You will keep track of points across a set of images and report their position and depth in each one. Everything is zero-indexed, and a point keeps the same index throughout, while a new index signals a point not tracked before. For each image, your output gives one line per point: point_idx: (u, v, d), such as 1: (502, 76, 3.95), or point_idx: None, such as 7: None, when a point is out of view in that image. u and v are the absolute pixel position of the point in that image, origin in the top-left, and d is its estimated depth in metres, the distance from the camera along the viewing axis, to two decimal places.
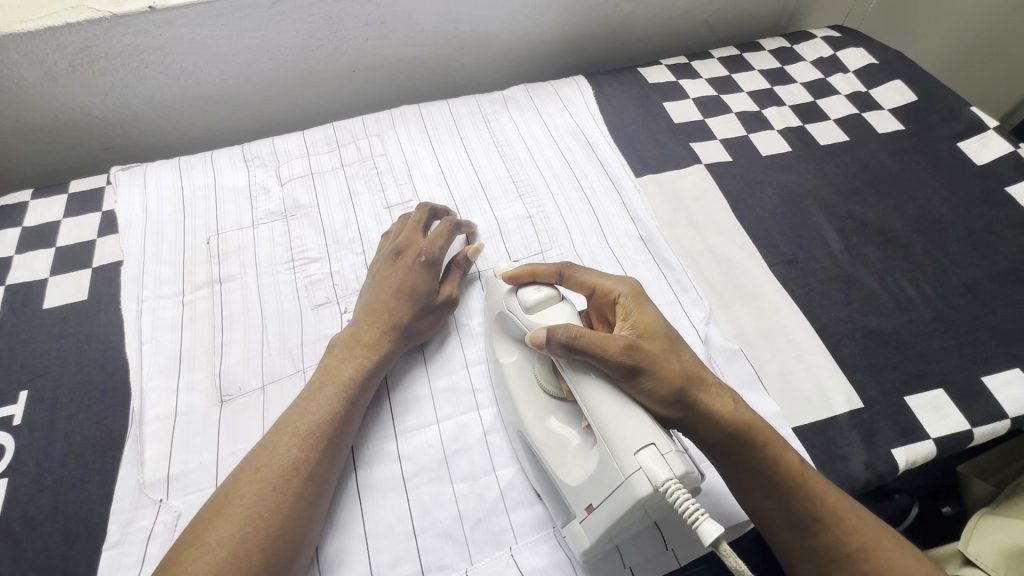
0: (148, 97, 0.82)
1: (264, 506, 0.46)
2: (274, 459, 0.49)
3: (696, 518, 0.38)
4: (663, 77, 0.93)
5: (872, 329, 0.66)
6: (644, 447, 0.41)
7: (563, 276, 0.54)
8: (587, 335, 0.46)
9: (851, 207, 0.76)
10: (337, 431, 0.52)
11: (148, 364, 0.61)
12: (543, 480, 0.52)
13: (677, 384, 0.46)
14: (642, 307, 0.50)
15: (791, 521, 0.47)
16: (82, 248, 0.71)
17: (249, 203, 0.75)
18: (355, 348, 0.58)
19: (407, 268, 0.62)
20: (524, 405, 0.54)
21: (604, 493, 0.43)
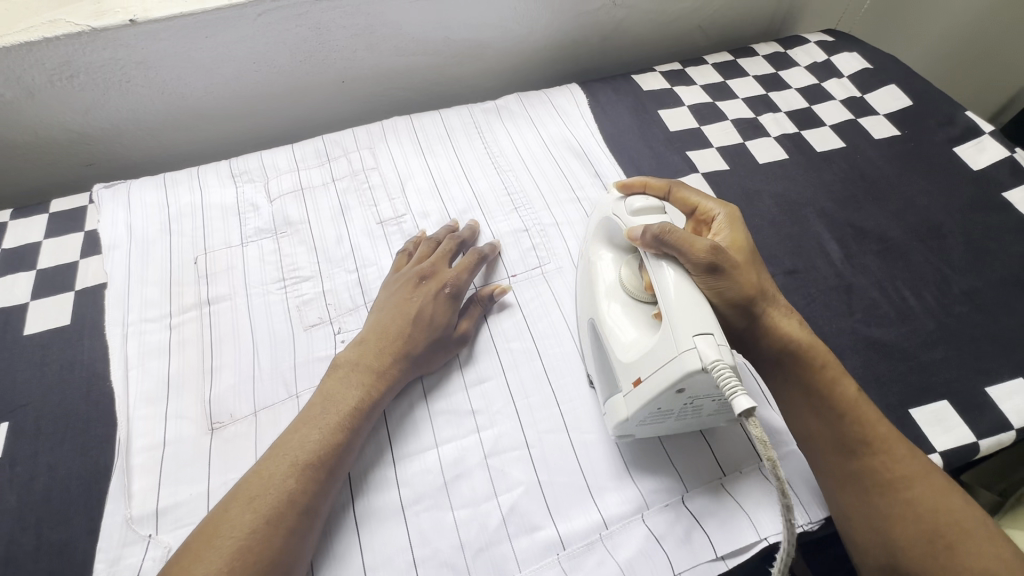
0: (131, 112, 0.79)
1: (258, 539, 0.45)
2: (270, 489, 0.48)
3: (736, 393, 0.42)
4: (657, 84, 0.92)
5: (873, 340, 0.65)
6: (702, 333, 0.45)
7: (671, 191, 0.62)
8: (678, 234, 0.51)
9: (849, 215, 0.76)
10: (333, 461, 0.51)
11: (134, 392, 0.59)
12: (599, 364, 0.58)
13: (749, 293, 0.53)
14: (735, 231, 0.58)
15: (838, 436, 0.52)
16: (64, 271, 0.69)
17: (237, 221, 0.73)
18: (359, 376, 0.56)
19: (429, 296, 0.61)
20: (603, 294, 0.59)
21: (653, 367, 0.48)
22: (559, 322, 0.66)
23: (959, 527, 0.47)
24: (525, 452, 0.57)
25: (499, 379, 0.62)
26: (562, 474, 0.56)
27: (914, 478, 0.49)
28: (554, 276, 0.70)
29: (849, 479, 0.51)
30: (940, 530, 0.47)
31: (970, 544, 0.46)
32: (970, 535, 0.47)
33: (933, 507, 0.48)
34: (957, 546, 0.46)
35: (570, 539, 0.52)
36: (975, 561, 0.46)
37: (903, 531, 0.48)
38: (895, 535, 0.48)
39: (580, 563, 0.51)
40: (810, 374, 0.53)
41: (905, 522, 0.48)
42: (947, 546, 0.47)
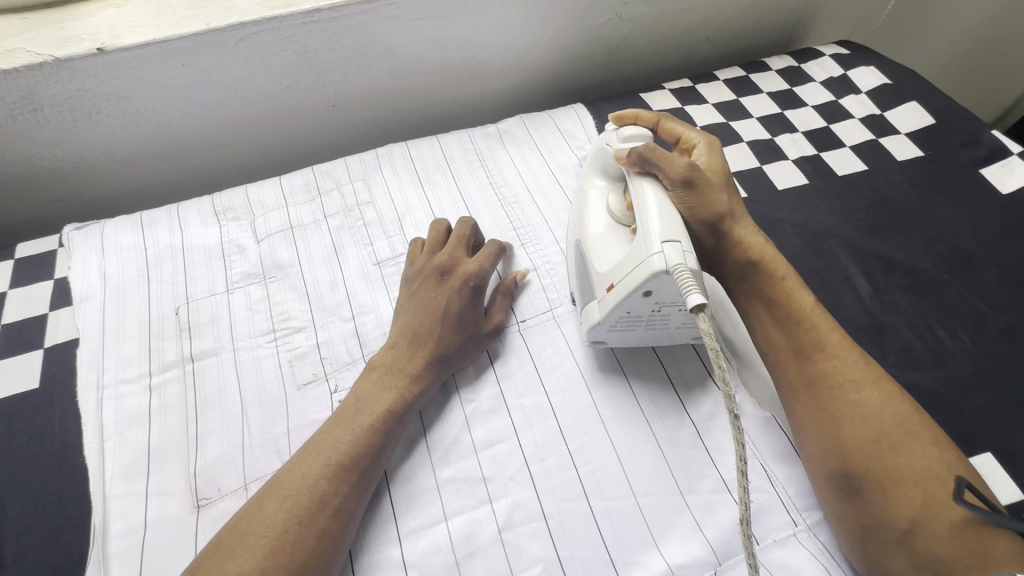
0: (104, 143, 0.73)
1: (293, 541, 0.44)
2: (298, 480, 0.47)
3: (688, 289, 0.44)
4: (667, 103, 0.87)
5: (908, 386, 0.61)
6: (670, 241, 0.48)
7: (659, 123, 0.68)
8: (661, 151, 0.56)
9: (876, 245, 0.72)
10: (364, 467, 0.50)
11: (111, 466, 0.54)
12: (579, 275, 0.61)
13: (718, 212, 0.58)
14: (715, 157, 0.63)
15: (792, 340, 0.56)
16: (33, 326, 0.63)
17: (221, 264, 0.67)
18: (395, 376, 0.55)
19: (453, 292, 0.58)
20: (590, 219, 0.61)
21: (625, 272, 0.51)
22: (574, 373, 0.61)
23: (902, 429, 0.49)
24: (542, 524, 0.52)
25: (512, 440, 0.57)
26: (584, 549, 0.51)
27: (862, 384, 0.52)
28: (566, 320, 0.65)
29: (802, 383, 0.54)
30: (884, 431, 0.49)
31: (911, 445, 0.48)
32: (914, 438, 0.49)
33: (878, 410, 0.50)
34: (898, 446, 0.48)
35: None
36: (912, 461, 0.48)
37: (849, 433, 0.50)
38: (841, 436, 0.50)
39: None
40: (774, 285, 0.58)
41: (854, 423, 0.50)
42: (890, 446, 0.48)
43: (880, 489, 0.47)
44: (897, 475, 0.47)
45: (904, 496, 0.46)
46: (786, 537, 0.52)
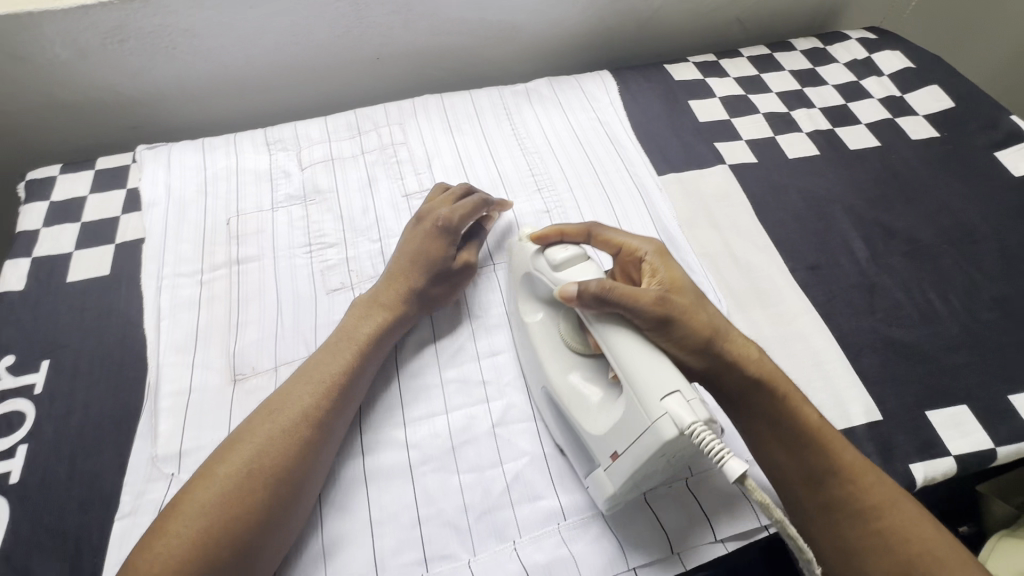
0: (175, 78, 0.82)
1: (285, 448, 0.49)
2: (287, 404, 0.52)
3: (724, 456, 0.40)
4: (689, 74, 0.91)
5: (894, 341, 0.64)
6: (669, 393, 0.42)
7: (591, 234, 0.58)
8: (621, 288, 0.47)
9: (878, 214, 0.74)
10: (348, 384, 0.55)
11: (165, 341, 0.62)
12: (569, 435, 0.54)
13: (705, 337, 0.49)
14: (672, 267, 0.53)
15: (800, 465, 0.50)
16: (106, 225, 0.72)
17: (269, 186, 0.75)
18: (374, 308, 0.61)
19: (425, 234, 0.64)
20: (555, 363, 0.55)
21: (631, 441, 0.45)
22: None
23: (933, 558, 0.46)
24: (532, 424, 0.58)
25: (511, 353, 0.63)
26: None
27: (885, 507, 0.48)
28: None
29: (817, 511, 0.50)
30: (914, 560, 0.46)
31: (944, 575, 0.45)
32: (946, 565, 0.45)
33: (905, 536, 0.47)
34: None
35: (571, 510, 0.54)
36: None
37: (875, 564, 0.47)
38: (868, 569, 0.47)
39: (580, 533, 0.53)
40: (778, 411, 0.50)
41: (878, 556, 0.47)
42: None
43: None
44: None
45: None
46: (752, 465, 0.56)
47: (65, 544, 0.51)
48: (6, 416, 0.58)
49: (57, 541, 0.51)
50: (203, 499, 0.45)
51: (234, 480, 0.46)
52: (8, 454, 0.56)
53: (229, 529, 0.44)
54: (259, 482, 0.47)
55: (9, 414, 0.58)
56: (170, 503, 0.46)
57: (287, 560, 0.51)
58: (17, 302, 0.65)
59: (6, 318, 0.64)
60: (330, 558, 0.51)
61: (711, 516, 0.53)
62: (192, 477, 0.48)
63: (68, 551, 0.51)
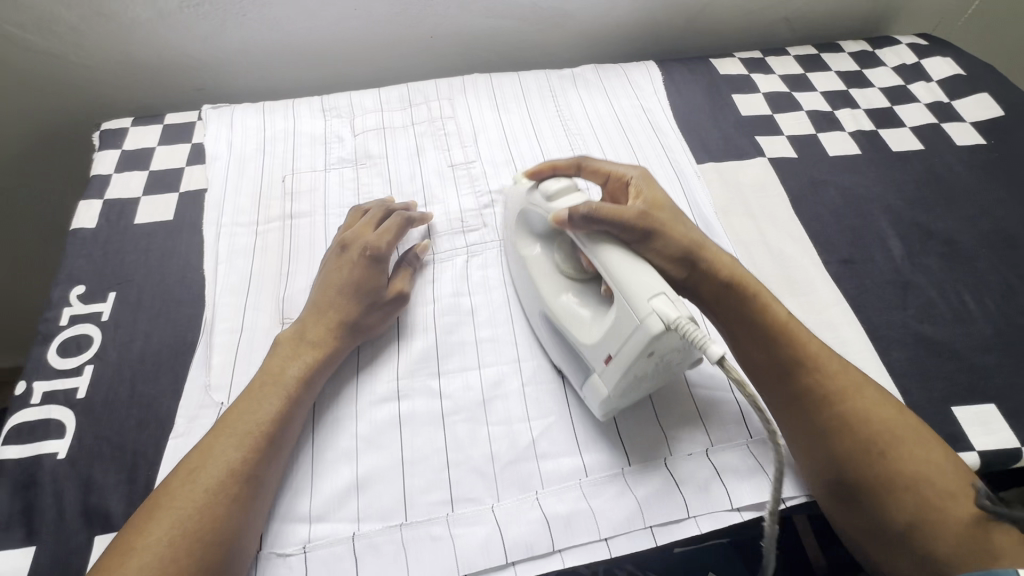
0: (241, 43, 0.87)
1: (216, 505, 0.47)
2: (214, 459, 0.49)
3: (706, 342, 0.44)
4: (735, 69, 0.92)
5: (925, 337, 0.64)
6: (655, 295, 0.47)
7: (580, 167, 0.61)
8: (608, 207, 0.52)
9: (917, 215, 0.75)
10: (277, 432, 0.52)
11: (222, 282, 0.66)
12: (564, 351, 0.58)
13: (682, 247, 0.55)
14: (654, 188, 0.59)
15: (770, 357, 0.55)
16: (172, 174, 0.77)
17: (323, 149, 0.79)
18: (302, 347, 0.58)
19: (353, 265, 0.62)
20: (550, 290, 0.59)
21: (622, 341, 0.49)
22: None
23: (893, 435, 0.50)
24: (559, 386, 0.61)
25: None
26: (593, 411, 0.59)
27: (846, 390, 0.53)
28: None
29: (785, 400, 0.54)
30: (873, 439, 0.50)
31: (901, 450, 0.50)
32: (902, 439, 0.50)
33: (866, 417, 0.51)
34: (889, 454, 0.50)
35: (592, 469, 0.56)
36: (906, 465, 0.49)
37: (838, 445, 0.51)
38: (835, 447, 0.51)
39: (600, 491, 0.55)
40: (753, 312, 0.56)
41: (842, 437, 0.51)
42: (881, 454, 0.50)
43: (874, 491, 0.49)
44: (889, 482, 0.49)
45: (901, 504, 0.48)
46: (763, 438, 0.58)
47: (124, 456, 0.55)
48: (75, 339, 0.63)
49: (116, 452, 0.56)
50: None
51: (165, 549, 0.44)
52: (77, 371, 0.61)
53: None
54: (189, 547, 0.45)
55: (78, 336, 0.63)
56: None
57: (320, 490, 0.54)
58: (89, 238, 0.71)
59: (79, 251, 0.69)
60: (363, 491, 0.54)
61: (729, 484, 0.55)
62: (107, 553, 0.45)
63: (126, 462, 0.55)
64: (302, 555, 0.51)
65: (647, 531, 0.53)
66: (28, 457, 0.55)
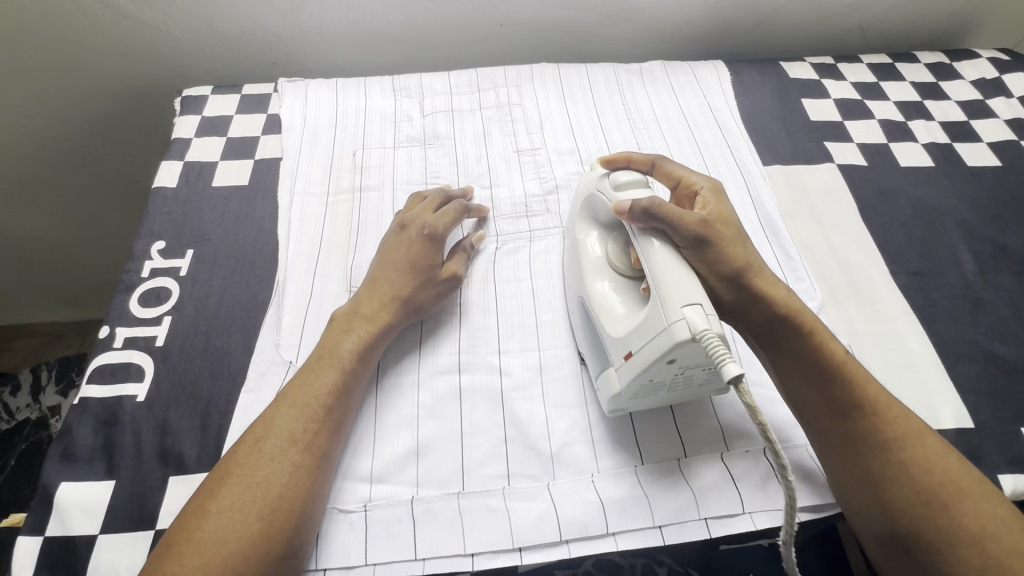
0: (320, 21, 0.90)
1: (282, 472, 0.47)
2: (279, 427, 0.50)
3: (724, 361, 0.42)
4: (805, 73, 0.91)
5: (996, 356, 0.63)
6: (690, 304, 0.45)
7: (654, 166, 0.61)
8: (668, 207, 0.50)
9: (992, 231, 0.73)
10: (335, 403, 0.53)
11: (294, 248, 0.69)
12: (590, 336, 0.57)
13: (737, 266, 0.53)
14: (722, 201, 0.57)
15: (824, 395, 0.51)
16: (248, 142, 0.80)
17: (392, 127, 0.81)
18: (357, 322, 0.58)
19: (410, 242, 0.63)
20: (592, 272, 0.57)
21: (644, 341, 0.47)
22: None
23: (956, 488, 0.46)
24: None
25: None
26: None
27: (908, 439, 0.48)
28: None
29: (838, 443, 0.50)
30: (933, 491, 0.46)
31: (967, 504, 0.45)
32: (964, 494, 0.45)
33: (928, 465, 0.47)
34: (952, 508, 0.45)
35: (649, 456, 0.56)
36: (969, 520, 0.44)
37: (895, 491, 0.47)
38: (887, 494, 0.47)
39: (655, 478, 0.55)
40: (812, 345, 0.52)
41: (900, 486, 0.47)
42: (942, 507, 0.45)
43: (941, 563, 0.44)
44: (956, 538, 0.44)
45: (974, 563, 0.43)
46: None
47: (198, 404, 0.58)
48: (155, 291, 0.66)
49: (191, 400, 0.58)
50: (211, 534, 0.44)
51: (234, 514, 0.45)
52: (157, 321, 0.64)
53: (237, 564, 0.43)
54: (256, 514, 0.45)
55: (158, 289, 0.66)
56: (170, 544, 0.44)
57: (383, 453, 0.55)
58: (170, 197, 0.74)
59: (161, 209, 0.73)
60: (422, 459, 0.55)
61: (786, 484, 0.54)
62: (178, 518, 0.46)
63: (199, 410, 0.58)
64: (363, 513, 0.52)
65: (701, 523, 0.53)
66: (110, 397, 0.58)
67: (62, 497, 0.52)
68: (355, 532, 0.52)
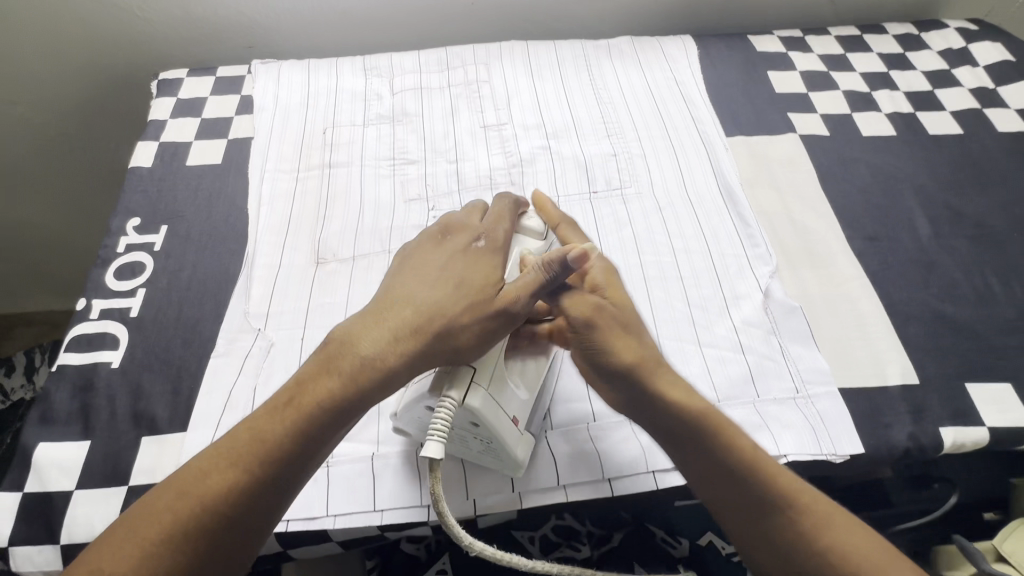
0: (293, 4, 0.92)
1: (187, 548, 0.39)
2: (196, 491, 0.40)
3: (435, 436, 0.43)
4: (773, 47, 0.92)
5: (945, 316, 0.64)
6: (464, 365, 0.47)
7: (558, 228, 0.58)
8: (568, 282, 0.51)
9: (949, 197, 0.74)
10: (287, 460, 0.42)
11: (264, 223, 0.71)
12: None
13: (627, 361, 0.50)
14: (613, 282, 0.53)
15: (739, 491, 0.46)
16: (222, 122, 0.82)
17: (363, 105, 0.83)
18: (351, 361, 0.44)
19: (453, 255, 0.51)
20: None
21: (420, 378, 0.49)
22: (630, 240, 0.70)
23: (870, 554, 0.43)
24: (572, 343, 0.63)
25: None
26: None
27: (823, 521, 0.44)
28: (631, 200, 0.73)
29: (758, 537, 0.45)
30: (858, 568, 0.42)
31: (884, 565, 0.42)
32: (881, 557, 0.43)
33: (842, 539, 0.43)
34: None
35: (601, 415, 0.58)
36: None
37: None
38: None
39: (607, 434, 0.57)
40: (723, 444, 0.48)
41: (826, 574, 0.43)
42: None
43: None
44: None
45: None
46: (772, 399, 0.58)
47: (170, 370, 0.61)
48: (130, 265, 0.68)
49: (163, 366, 0.61)
50: None
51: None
52: (131, 293, 0.66)
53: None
54: None
55: (134, 263, 0.68)
56: (74, 558, 0.39)
57: None
58: (145, 176, 0.76)
59: (137, 187, 0.75)
60: (383, 419, 0.58)
61: None
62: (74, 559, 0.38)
63: (171, 376, 0.60)
64: (325, 469, 0.55)
65: (649, 476, 0.54)
66: (87, 364, 0.61)
67: (42, 456, 0.55)
68: (317, 487, 0.54)
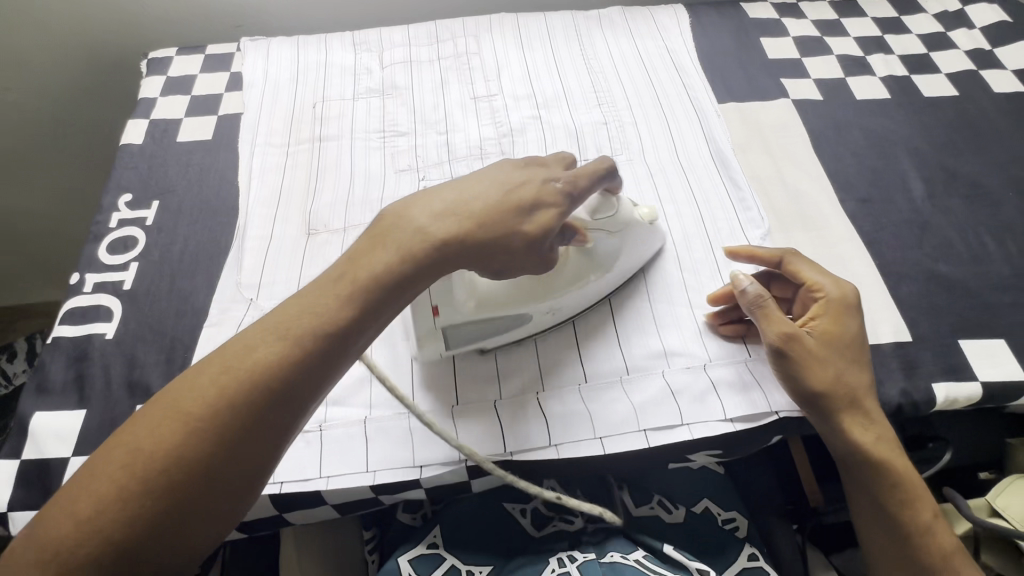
0: None
1: (233, 414, 0.38)
2: (249, 360, 0.40)
3: None
4: (766, 13, 0.91)
5: (938, 275, 0.64)
6: None
7: (781, 261, 0.58)
8: (766, 311, 0.53)
9: (944, 158, 0.73)
10: (339, 336, 0.42)
11: (255, 195, 0.71)
12: None
13: (824, 384, 0.51)
14: (836, 320, 0.54)
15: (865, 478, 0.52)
16: (212, 99, 0.82)
17: (352, 79, 0.83)
18: (410, 246, 0.45)
19: (536, 184, 0.50)
20: None
21: None
22: None
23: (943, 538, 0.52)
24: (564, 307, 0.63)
25: None
26: (597, 328, 0.62)
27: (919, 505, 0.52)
28: (622, 166, 0.73)
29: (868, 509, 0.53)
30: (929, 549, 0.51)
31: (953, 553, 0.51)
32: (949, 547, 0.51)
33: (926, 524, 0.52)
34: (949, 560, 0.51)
35: (592, 377, 0.58)
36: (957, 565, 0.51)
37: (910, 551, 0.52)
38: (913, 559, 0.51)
39: (598, 395, 0.57)
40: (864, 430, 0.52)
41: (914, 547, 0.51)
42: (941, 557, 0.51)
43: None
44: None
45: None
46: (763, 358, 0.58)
47: (163, 340, 0.61)
48: (123, 239, 0.69)
49: (156, 337, 0.61)
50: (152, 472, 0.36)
51: (134, 454, 0.36)
52: (124, 267, 0.66)
53: (106, 530, 0.34)
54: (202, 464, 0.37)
55: (126, 238, 0.69)
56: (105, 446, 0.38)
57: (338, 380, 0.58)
58: (137, 153, 0.76)
59: (128, 164, 0.75)
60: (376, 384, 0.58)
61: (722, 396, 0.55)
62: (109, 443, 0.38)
63: (165, 346, 0.60)
64: (318, 433, 0.55)
65: (640, 434, 0.54)
66: (81, 336, 0.61)
67: (38, 425, 0.56)
68: (310, 450, 0.54)
